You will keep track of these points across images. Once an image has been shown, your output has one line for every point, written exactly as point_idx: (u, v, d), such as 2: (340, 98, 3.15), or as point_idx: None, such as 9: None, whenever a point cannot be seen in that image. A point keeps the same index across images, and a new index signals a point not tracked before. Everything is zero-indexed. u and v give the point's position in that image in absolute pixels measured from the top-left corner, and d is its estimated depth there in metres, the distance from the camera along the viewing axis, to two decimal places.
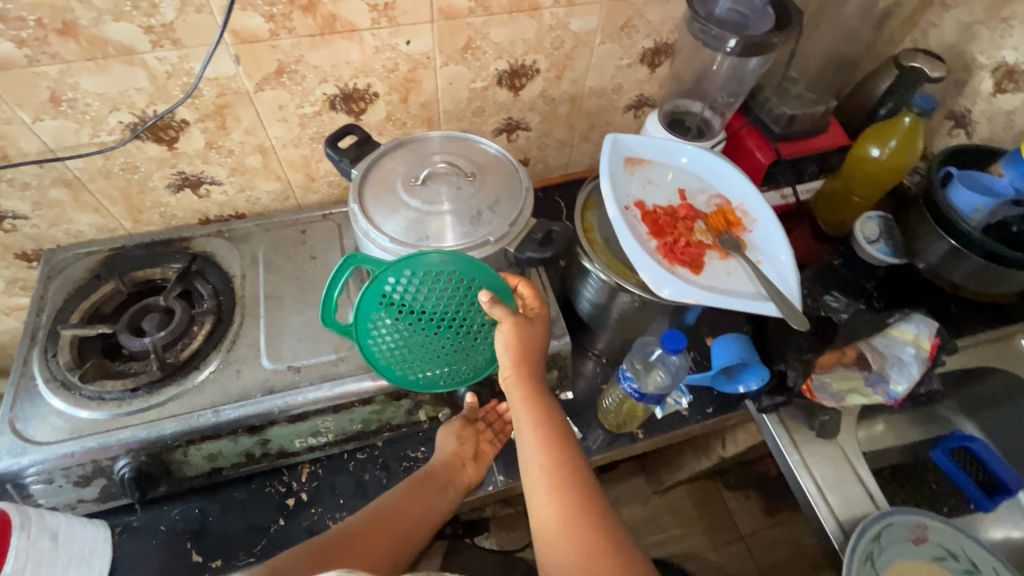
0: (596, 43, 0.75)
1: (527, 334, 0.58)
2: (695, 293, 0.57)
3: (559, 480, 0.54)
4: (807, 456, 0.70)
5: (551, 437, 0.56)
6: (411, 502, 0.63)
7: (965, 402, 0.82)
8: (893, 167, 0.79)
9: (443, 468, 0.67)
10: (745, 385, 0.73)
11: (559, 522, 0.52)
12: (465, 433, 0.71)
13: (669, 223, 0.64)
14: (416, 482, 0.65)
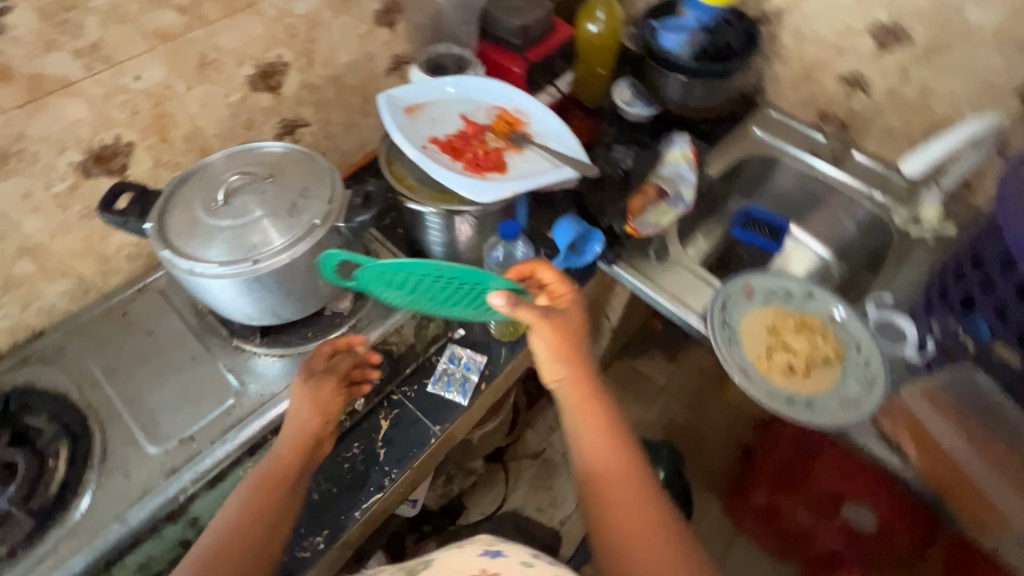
0: (326, 19, 0.79)
1: (566, 325, 0.62)
2: (511, 187, 0.65)
3: (616, 467, 0.59)
4: (656, 279, 0.85)
5: (602, 424, 0.61)
6: (236, 523, 0.54)
7: (743, 190, 1.04)
8: (612, 34, 0.95)
9: (291, 456, 0.58)
10: (593, 252, 0.84)
11: (623, 506, 0.56)
12: (312, 397, 0.61)
13: (465, 144, 0.71)
14: (248, 492, 0.56)
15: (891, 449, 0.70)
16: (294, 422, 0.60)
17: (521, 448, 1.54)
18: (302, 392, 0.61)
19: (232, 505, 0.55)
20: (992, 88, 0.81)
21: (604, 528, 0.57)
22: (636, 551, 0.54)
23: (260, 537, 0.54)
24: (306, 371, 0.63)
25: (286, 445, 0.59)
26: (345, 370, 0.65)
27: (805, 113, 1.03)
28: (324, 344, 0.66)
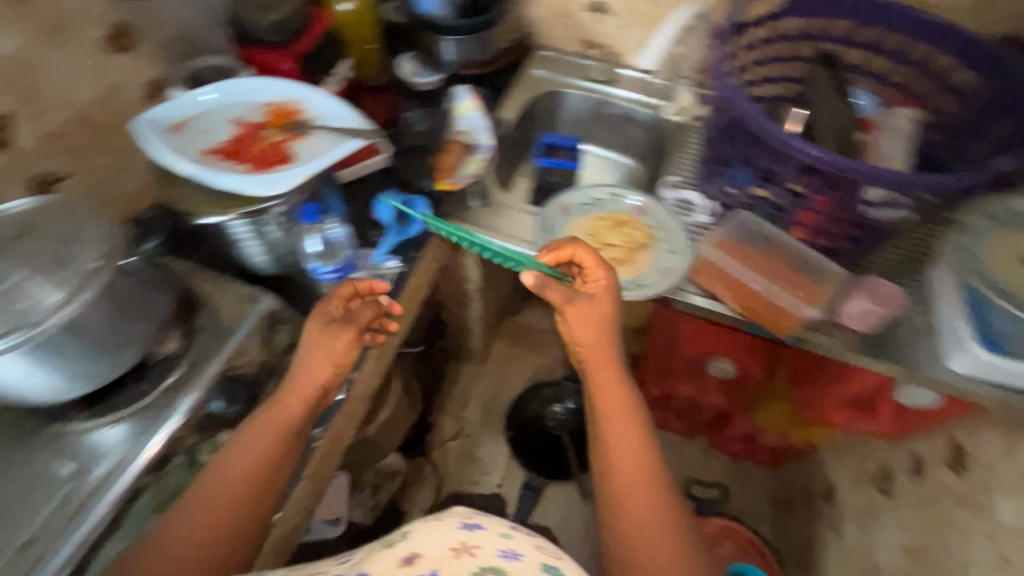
0: (44, 54, 0.70)
1: (589, 310, 0.74)
2: (300, 172, 0.65)
3: (623, 420, 0.72)
4: (484, 223, 0.91)
5: (619, 384, 0.75)
6: (230, 471, 0.61)
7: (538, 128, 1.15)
8: (364, 9, 0.97)
9: (297, 400, 0.65)
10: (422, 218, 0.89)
11: (623, 453, 0.71)
12: (328, 346, 0.68)
13: (245, 146, 0.69)
14: (246, 435, 0.63)
15: (710, 297, 0.82)
16: (309, 367, 0.67)
17: (439, 435, 1.56)
18: (315, 335, 0.68)
19: (233, 445, 0.63)
20: None
21: (602, 469, 0.72)
22: (625, 489, 0.69)
23: (250, 485, 0.61)
24: (325, 314, 0.70)
25: (292, 391, 0.66)
26: (364, 322, 0.71)
27: (569, 46, 1.16)
28: (348, 284, 0.72)
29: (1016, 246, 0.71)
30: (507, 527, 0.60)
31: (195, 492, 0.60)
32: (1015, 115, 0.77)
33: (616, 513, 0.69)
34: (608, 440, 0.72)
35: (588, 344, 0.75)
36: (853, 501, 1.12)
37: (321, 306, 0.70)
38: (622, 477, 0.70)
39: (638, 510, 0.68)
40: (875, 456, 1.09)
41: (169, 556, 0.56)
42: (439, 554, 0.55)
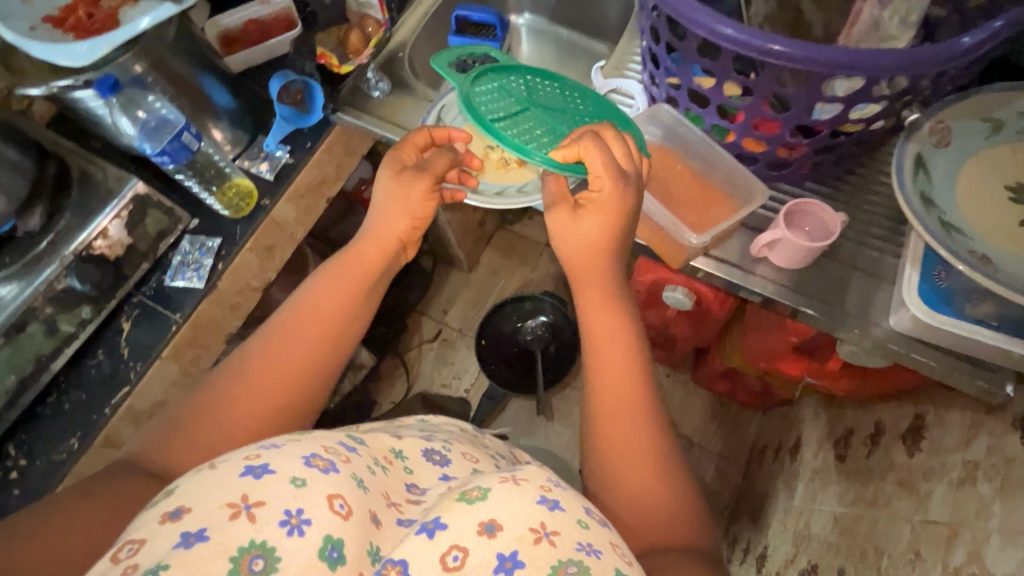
0: None
1: (571, 225, 0.56)
2: (106, 43, 0.61)
3: (621, 377, 0.54)
4: (382, 113, 0.82)
5: (619, 327, 0.56)
6: (302, 328, 0.57)
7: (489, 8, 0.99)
8: None
9: (374, 253, 0.62)
10: (318, 106, 0.82)
11: (617, 422, 0.53)
12: (403, 199, 0.62)
13: (75, 11, 0.65)
14: (320, 287, 0.60)
15: None
16: (386, 223, 0.62)
17: (418, 336, 1.58)
18: (391, 182, 0.62)
19: (314, 285, 0.60)
20: None
21: (591, 431, 0.54)
22: (619, 468, 0.52)
23: (319, 347, 0.58)
24: (400, 162, 0.64)
25: (370, 239, 0.62)
26: (440, 171, 0.62)
27: None
28: (423, 133, 0.65)
29: (1002, 166, 0.49)
30: (583, 508, 0.46)
31: (261, 340, 0.58)
32: None
33: (608, 491, 0.52)
34: (602, 397, 0.54)
35: (581, 266, 0.57)
36: (809, 463, 0.99)
37: (397, 152, 0.64)
38: (618, 452, 0.52)
39: (635, 491, 0.51)
40: (844, 420, 0.93)
41: (230, 404, 0.54)
42: (519, 532, 0.42)
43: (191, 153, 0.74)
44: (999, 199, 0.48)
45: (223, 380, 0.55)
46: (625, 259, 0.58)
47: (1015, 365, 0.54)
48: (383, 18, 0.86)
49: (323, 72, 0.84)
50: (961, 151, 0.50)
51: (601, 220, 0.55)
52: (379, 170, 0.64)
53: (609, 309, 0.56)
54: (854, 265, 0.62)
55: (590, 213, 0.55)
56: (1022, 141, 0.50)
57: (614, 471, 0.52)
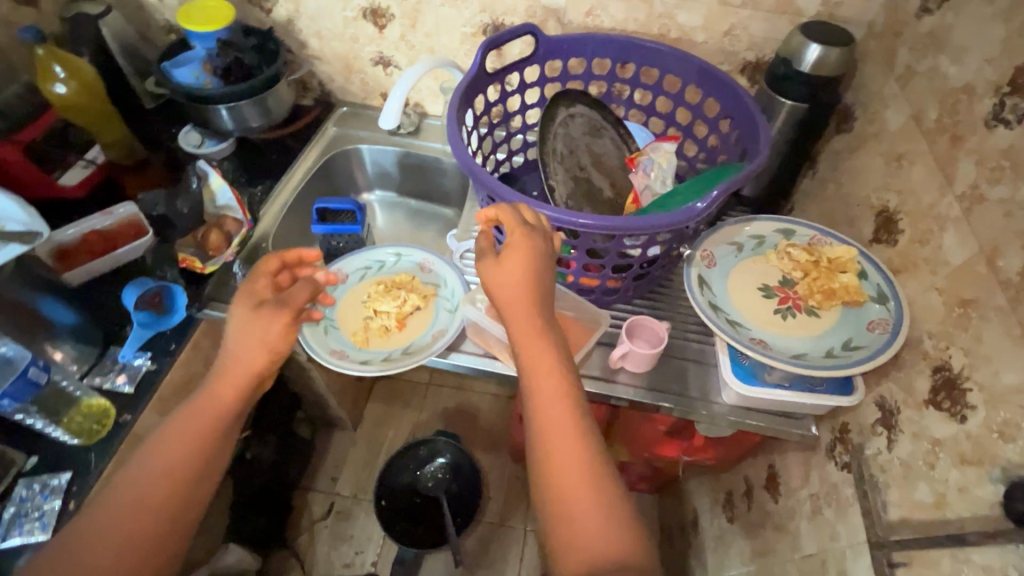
0: None
1: (511, 272, 0.59)
2: None
3: (558, 402, 0.55)
4: None
5: (548, 354, 0.57)
6: (176, 440, 0.58)
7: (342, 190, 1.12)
8: (87, 96, 0.90)
9: (226, 385, 0.61)
10: (180, 307, 0.81)
11: (566, 454, 0.53)
12: (261, 333, 0.62)
13: None
14: (191, 404, 0.60)
15: (488, 356, 0.77)
16: (240, 357, 0.62)
17: (308, 516, 1.43)
18: (245, 321, 0.63)
19: (151, 444, 0.58)
20: (465, 36, 0.97)
21: (538, 466, 0.54)
22: (572, 491, 0.52)
23: (191, 459, 0.58)
24: (255, 296, 0.65)
25: (221, 380, 0.61)
26: (298, 305, 0.65)
27: (371, 101, 1.14)
28: (273, 258, 0.67)
29: (752, 273, 0.69)
30: None
31: (87, 520, 0.55)
32: (750, 144, 0.79)
33: (556, 536, 0.52)
34: (543, 434, 0.55)
35: (511, 297, 0.59)
36: (709, 531, 1.09)
37: (250, 284, 0.66)
38: (563, 473, 0.53)
39: (578, 534, 0.51)
40: (722, 482, 1.06)
41: None
42: None
43: (38, 386, 0.69)
44: (755, 295, 0.67)
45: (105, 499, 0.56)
46: (546, 295, 0.60)
47: (812, 411, 0.71)
48: (245, 215, 0.89)
49: (185, 274, 0.84)
50: (723, 267, 0.70)
51: (520, 268, 0.59)
52: (232, 307, 0.65)
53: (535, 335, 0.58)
54: (685, 356, 0.78)
55: (511, 261, 0.59)
56: (758, 254, 0.71)
57: (562, 495, 0.52)
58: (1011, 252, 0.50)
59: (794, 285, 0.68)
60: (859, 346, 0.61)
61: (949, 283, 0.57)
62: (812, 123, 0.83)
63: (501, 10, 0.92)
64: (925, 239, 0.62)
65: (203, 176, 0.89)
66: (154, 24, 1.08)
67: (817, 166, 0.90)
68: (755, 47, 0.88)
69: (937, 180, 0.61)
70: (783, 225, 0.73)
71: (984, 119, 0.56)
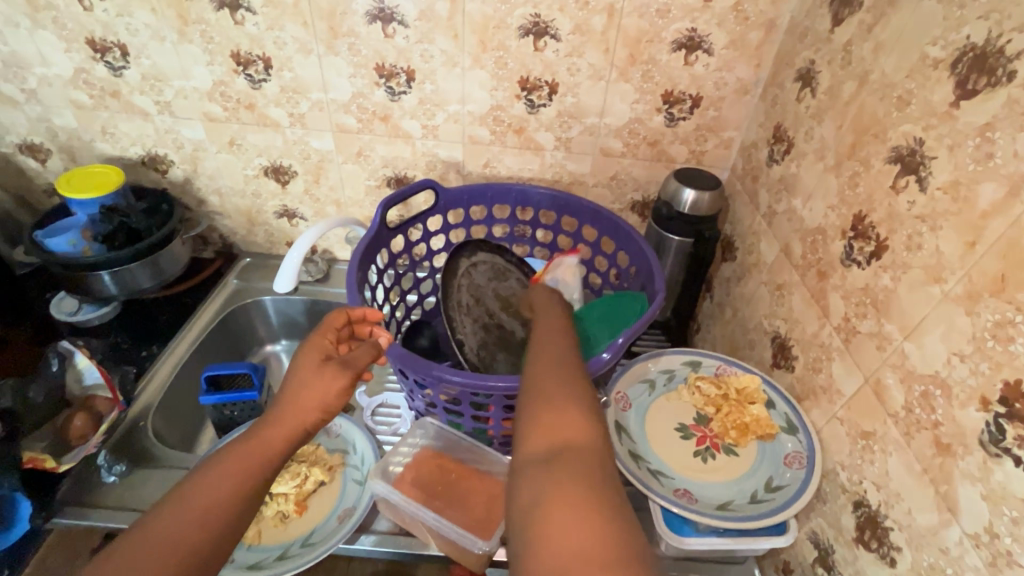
0: None
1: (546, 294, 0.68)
2: None
3: (549, 355, 0.52)
4: (114, 500, 0.71)
5: (554, 318, 0.60)
6: (202, 499, 0.45)
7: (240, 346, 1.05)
8: None
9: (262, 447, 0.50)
10: (19, 520, 0.66)
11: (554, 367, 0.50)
12: (322, 390, 0.54)
13: None
14: (228, 457, 0.49)
15: (400, 533, 0.69)
16: (295, 406, 0.53)
17: None
18: (311, 373, 0.55)
19: (164, 514, 0.44)
20: (369, 187, 0.99)
21: (521, 404, 0.47)
22: (539, 416, 0.45)
23: (215, 515, 0.45)
24: (322, 351, 0.59)
25: (246, 441, 0.50)
26: (364, 369, 0.58)
27: (277, 249, 1.11)
28: (341, 315, 0.64)
29: (667, 412, 0.69)
30: None
31: None
32: (646, 278, 0.83)
33: (525, 436, 0.44)
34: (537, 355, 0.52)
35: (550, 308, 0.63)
36: None
37: (317, 338, 0.60)
38: (539, 402, 0.46)
39: (547, 423, 0.44)
40: None
41: None
42: None
43: None
44: (673, 437, 0.66)
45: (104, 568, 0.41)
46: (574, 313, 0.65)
47: (751, 554, 0.67)
48: (116, 395, 0.79)
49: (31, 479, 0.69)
50: (639, 408, 0.69)
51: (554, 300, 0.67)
52: (297, 357, 0.58)
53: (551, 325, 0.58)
54: None
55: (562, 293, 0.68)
56: (670, 390, 0.72)
57: (538, 419, 0.44)
58: (893, 385, 0.52)
59: (708, 422, 0.67)
60: (781, 485, 0.60)
61: (846, 413, 0.59)
62: (700, 253, 0.89)
63: (402, 165, 0.96)
64: (817, 367, 0.64)
65: (65, 357, 0.79)
66: (34, 187, 1.02)
67: (713, 289, 0.95)
68: (640, 187, 0.96)
69: (815, 311, 0.66)
70: (691, 357, 0.75)
71: (839, 258, 0.62)
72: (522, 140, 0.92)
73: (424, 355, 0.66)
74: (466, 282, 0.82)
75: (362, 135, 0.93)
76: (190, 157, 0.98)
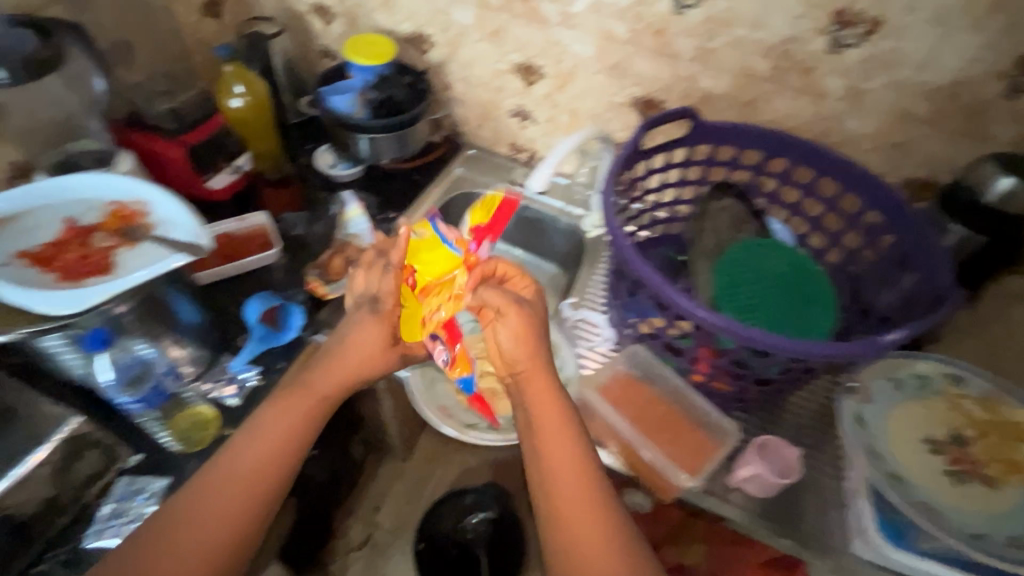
0: None
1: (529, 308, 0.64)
2: (99, 291, 0.57)
3: (561, 435, 0.59)
4: None
5: (543, 372, 0.63)
6: (262, 446, 0.61)
7: (454, 230, 1.13)
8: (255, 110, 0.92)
9: (301, 413, 0.63)
10: (292, 326, 0.80)
11: (565, 457, 0.58)
12: (369, 356, 0.66)
13: (60, 251, 0.62)
14: (275, 408, 0.64)
15: (591, 443, 0.73)
16: (342, 365, 0.65)
17: None
18: (371, 351, 0.67)
19: (236, 454, 0.61)
20: (613, 104, 0.97)
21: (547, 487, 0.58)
22: (574, 510, 0.56)
23: (271, 458, 0.61)
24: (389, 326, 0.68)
25: (280, 407, 0.63)
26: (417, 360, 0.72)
27: (500, 148, 1.15)
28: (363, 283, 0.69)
29: (915, 420, 0.62)
30: None
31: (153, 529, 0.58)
32: (928, 288, 0.73)
33: (557, 526, 0.56)
34: (547, 434, 0.59)
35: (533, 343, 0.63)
36: None
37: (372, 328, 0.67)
38: (570, 497, 0.56)
39: (579, 524, 0.56)
40: None
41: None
42: None
43: (162, 396, 0.73)
44: (920, 449, 0.60)
45: (186, 489, 0.60)
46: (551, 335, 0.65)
47: None
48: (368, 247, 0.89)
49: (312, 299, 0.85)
50: (881, 407, 0.63)
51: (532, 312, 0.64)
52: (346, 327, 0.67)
53: (542, 379, 0.62)
54: (814, 490, 0.69)
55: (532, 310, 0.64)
56: (923, 397, 0.64)
57: (574, 515, 0.56)
58: None
59: (967, 446, 0.60)
60: None
61: None
62: (990, 257, 0.76)
63: (655, 86, 0.91)
64: None
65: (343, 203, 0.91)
66: (314, 47, 1.14)
67: (984, 300, 0.81)
68: (930, 164, 0.82)
69: None
70: (952, 370, 0.66)
71: None
72: (805, 82, 0.81)
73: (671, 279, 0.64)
74: (712, 228, 0.78)
75: (626, 47, 0.88)
76: (452, 42, 1.01)
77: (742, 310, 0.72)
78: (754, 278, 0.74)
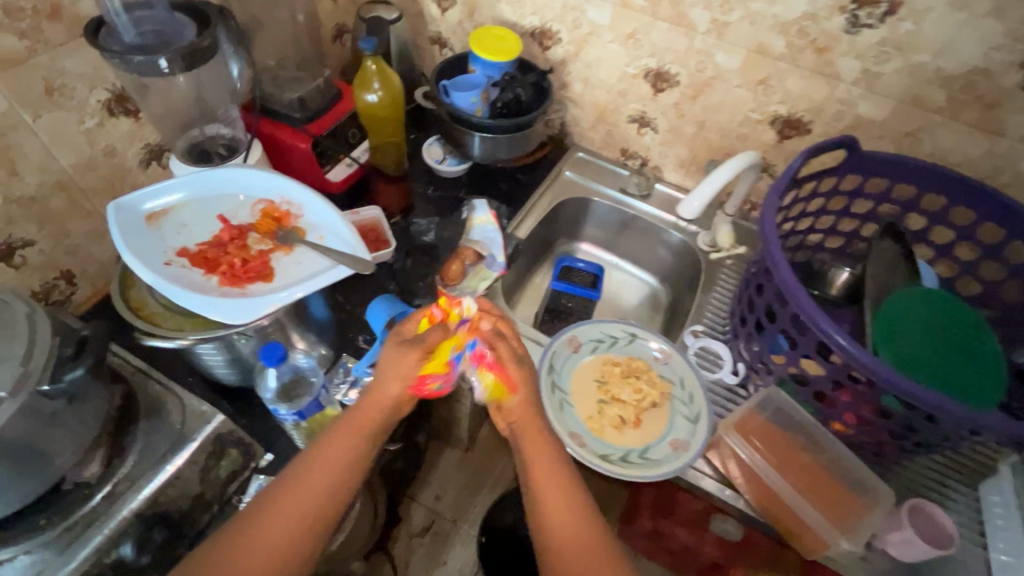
0: (31, 119, 0.65)
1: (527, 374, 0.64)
2: (268, 301, 0.56)
3: (563, 495, 0.58)
4: None
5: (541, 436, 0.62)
6: (315, 470, 0.56)
7: (556, 233, 1.10)
8: (390, 108, 0.89)
9: (360, 421, 0.59)
10: None
11: (575, 544, 0.56)
12: (399, 363, 0.59)
13: (219, 253, 0.61)
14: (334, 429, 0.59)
15: (727, 487, 0.71)
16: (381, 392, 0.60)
17: (407, 527, 1.39)
18: (395, 356, 0.60)
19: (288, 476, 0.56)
20: (749, 119, 0.91)
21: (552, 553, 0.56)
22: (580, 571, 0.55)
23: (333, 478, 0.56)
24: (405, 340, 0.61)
25: (336, 430, 0.58)
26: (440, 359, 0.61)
27: (609, 152, 1.10)
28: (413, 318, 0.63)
29: None
30: None
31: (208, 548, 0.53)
32: None
33: None
34: (548, 500, 0.58)
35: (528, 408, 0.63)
36: None
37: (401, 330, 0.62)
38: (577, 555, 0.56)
39: None
40: None
41: None
42: None
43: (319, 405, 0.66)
44: None
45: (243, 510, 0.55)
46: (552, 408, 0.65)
47: None
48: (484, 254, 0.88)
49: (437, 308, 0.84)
50: None
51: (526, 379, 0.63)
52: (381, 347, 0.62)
53: (539, 445, 0.62)
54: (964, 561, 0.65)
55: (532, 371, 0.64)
56: None
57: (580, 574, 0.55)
58: None
59: None
60: None
61: None
62: None
63: (804, 106, 0.85)
64: None
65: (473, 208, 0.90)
66: (426, 33, 1.10)
67: None
68: None
69: None
70: None
71: None
72: (984, 116, 0.75)
73: (850, 333, 0.60)
74: (873, 275, 0.74)
75: (780, 63, 0.82)
76: (580, 40, 0.96)
77: (903, 360, 0.67)
78: (923, 327, 0.69)
